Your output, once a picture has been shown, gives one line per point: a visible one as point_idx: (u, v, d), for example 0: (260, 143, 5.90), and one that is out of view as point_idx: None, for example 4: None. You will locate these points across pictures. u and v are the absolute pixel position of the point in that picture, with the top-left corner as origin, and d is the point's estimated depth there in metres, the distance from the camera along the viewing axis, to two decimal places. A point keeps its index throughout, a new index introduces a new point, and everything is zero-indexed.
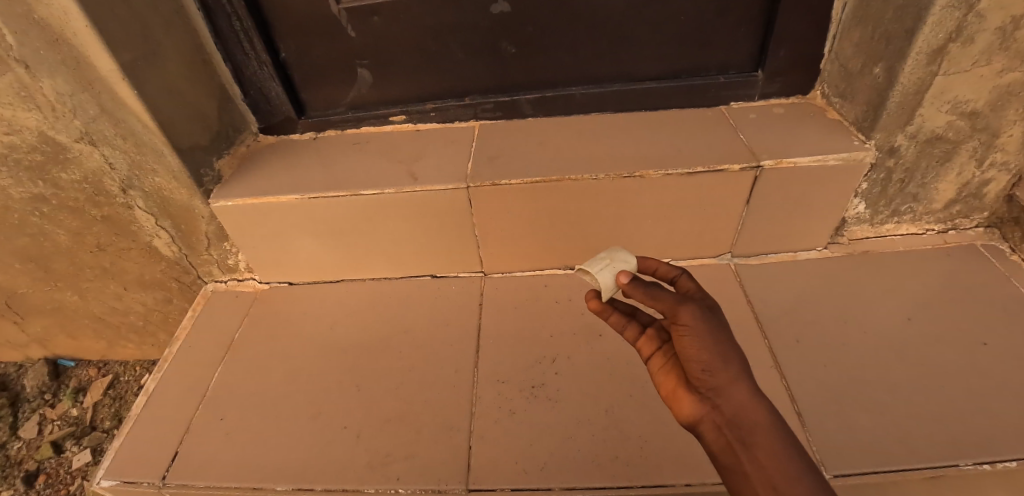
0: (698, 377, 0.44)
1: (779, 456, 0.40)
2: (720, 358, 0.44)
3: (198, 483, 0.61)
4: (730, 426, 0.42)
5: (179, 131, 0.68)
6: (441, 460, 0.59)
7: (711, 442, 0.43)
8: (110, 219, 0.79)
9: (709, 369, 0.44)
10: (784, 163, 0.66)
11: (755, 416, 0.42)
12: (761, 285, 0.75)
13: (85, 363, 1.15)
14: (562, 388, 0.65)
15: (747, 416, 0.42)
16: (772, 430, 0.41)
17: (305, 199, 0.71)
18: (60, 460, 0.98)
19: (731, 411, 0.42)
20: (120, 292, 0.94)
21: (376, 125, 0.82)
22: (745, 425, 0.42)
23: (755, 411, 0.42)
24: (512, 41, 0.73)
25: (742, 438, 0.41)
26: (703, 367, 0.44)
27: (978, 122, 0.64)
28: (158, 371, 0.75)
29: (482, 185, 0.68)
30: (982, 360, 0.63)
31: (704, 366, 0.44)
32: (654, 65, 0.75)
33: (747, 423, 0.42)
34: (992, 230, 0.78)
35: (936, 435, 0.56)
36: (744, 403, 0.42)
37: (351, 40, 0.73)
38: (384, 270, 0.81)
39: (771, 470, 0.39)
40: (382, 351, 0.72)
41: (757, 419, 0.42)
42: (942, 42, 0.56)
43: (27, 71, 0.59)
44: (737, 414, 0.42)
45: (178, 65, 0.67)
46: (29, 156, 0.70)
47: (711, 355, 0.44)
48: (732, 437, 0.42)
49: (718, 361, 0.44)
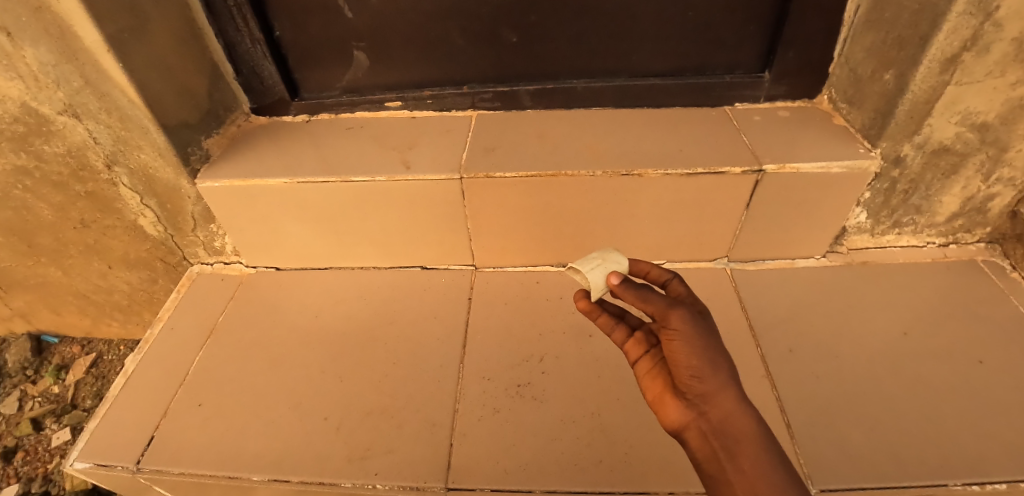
0: (686, 383, 0.43)
1: (763, 467, 0.39)
2: (710, 364, 0.42)
3: (173, 469, 0.60)
4: (717, 434, 0.41)
5: (165, 107, 0.65)
6: (421, 457, 0.58)
7: (697, 450, 0.42)
8: (94, 195, 0.77)
9: (697, 375, 0.42)
10: (787, 168, 0.64)
11: (742, 425, 0.41)
12: (757, 292, 0.73)
13: (69, 340, 1.13)
14: (549, 388, 0.63)
15: (734, 425, 0.41)
16: (759, 439, 0.40)
17: (294, 183, 0.69)
18: (39, 438, 0.97)
19: (717, 418, 0.41)
20: (105, 270, 0.92)
21: (371, 110, 0.80)
22: (730, 433, 0.41)
23: (741, 419, 0.41)
24: (514, 30, 0.70)
25: (728, 447, 0.40)
26: (691, 373, 0.42)
27: (987, 135, 0.62)
28: (138, 353, 0.74)
29: (475, 177, 0.66)
30: (977, 379, 0.62)
31: (693, 372, 0.43)
32: (659, 61, 0.73)
33: (733, 432, 0.41)
34: (994, 246, 0.76)
35: (925, 454, 0.55)
36: (730, 411, 0.41)
37: (348, 21, 0.71)
38: (374, 259, 0.80)
39: (756, 480, 0.38)
40: (367, 343, 0.71)
41: (743, 427, 0.41)
42: (956, 51, 0.54)
43: (9, 38, 0.57)
44: (724, 422, 0.41)
45: (167, 39, 0.64)
46: (12, 127, 0.68)
47: (700, 361, 0.42)
48: (717, 445, 0.41)
49: (708, 367, 0.42)
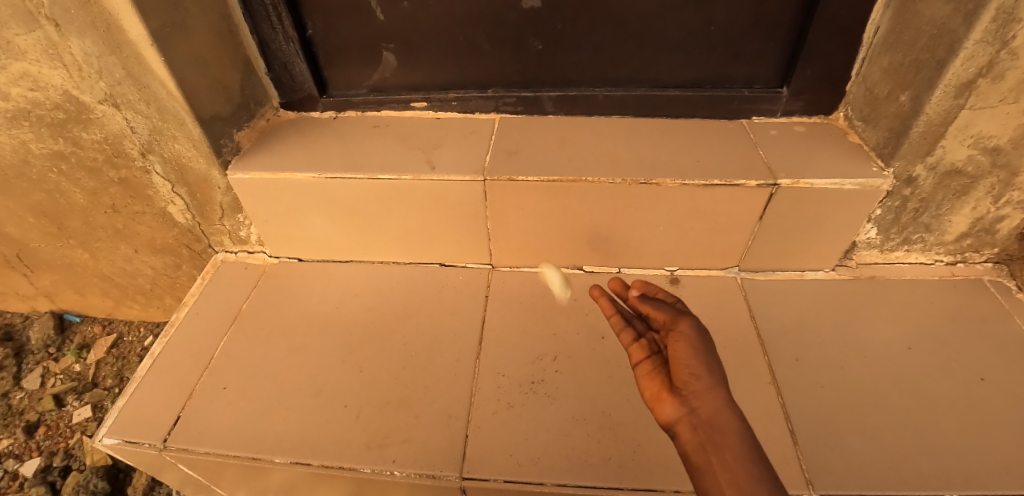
0: (683, 381, 0.46)
1: (744, 459, 0.42)
2: (706, 365, 0.46)
3: (199, 448, 0.63)
4: (705, 429, 0.44)
5: (201, 101, 0.68)
6: (437, 446, 0.61)
7: (686, 443, 0.44)
8: (127, 182, 0.80)
9: (694, 374, 0.46)
10: (801, 183, 0.65)
11: (729, 423, 0.43)
12: (767, 301, 0.75)
13: (91, 319, 1.16)
14: (562, 386, 0.66)
15: (722, 421, 0.43)
16: (743, 437, 0.43)
17: (321, 178, 0.71)
18: (61, 414, 1.00)
19: (707, 414, 0.44)
20: (130, 254, 0.95)
21: (397, 109, 0.82)
22: (718, 429, 0.43)
23: (730, 418, 0.44)
24: (540, 37, 0.72)
25: (715, 440, 0.43)
26: (688, 370, 0.46)
27: (999, 159, 0.63)
28: (164, 335, 0.76)
29: (498, 179, 0.68)
30: (978, 395, 0.64)
31: (691, 370, 0.46)
32: (680, 73, 0.75)
33: (720, 428, 0.43)
34: (1001, 266, 0.78)
35: (924, 465, 0.57)
36: (719, 409, 0.44)
37: (379, 23, 0.73)
38: (394, 254, 0.82)
39: (739, 473, 0.41)
40: (386, 335, 0.73)
41: (729, 425, 0.43)
42: (971, 77, 0.56)
43: (57, 29, 0.59)
44: (713, 418, 0.44)
45: (206, 34, 0.67)
46: (52, 113, 0.70)
47: (698, 360, 0.47)
48: (706, 439, 0.43)
49: (704, 368, 0.46)
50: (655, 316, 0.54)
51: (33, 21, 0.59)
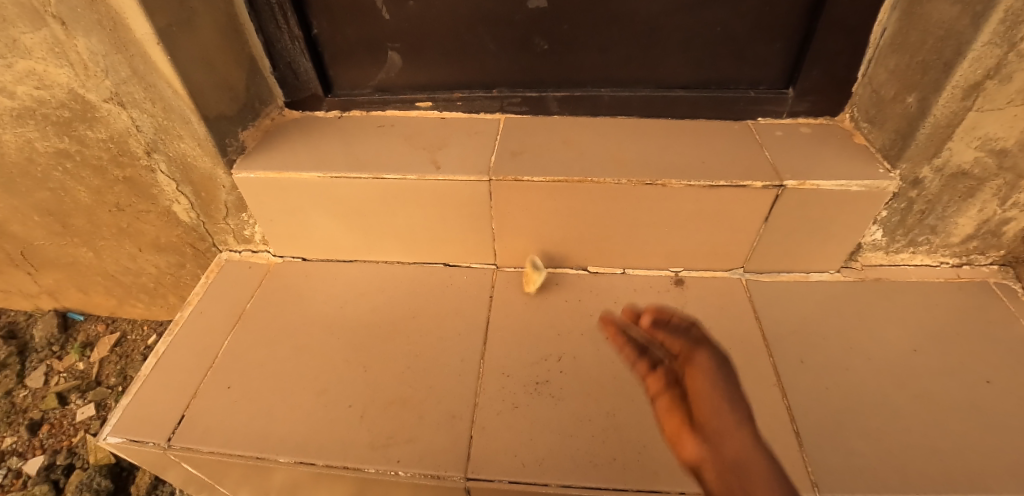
0: (705, 420, 0.45)
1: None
2: (728, 404, 0.46)
3: (203, 447, 0.63)
4: (731, 468, 0.42)
5: (207, 100, 0.68)
6: (441, 446, 0.60)
7: (712, 486, 0.42)
8: (131, 181, 0.80)
9: (717, 413, 0.45)
10: (807, 184, 0.65)
11: (757, 463, 0.41)
12: (772, 303, 0.75)
13: (94, 318, 1.16)
14: (566, 386, 0.65)
15: (749, 461, 0.42)
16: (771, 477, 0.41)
17: (326, 177, 0.71)
18: (64, 412, 1.00)
19: (732, 454, 0.42)
20: (134, 253, 0.95)
21: (401, 109, 0.82)
22: (744, 469, 0.41)
23: (756, 458, 0.42)
24: (546, 37, 0.72)
25: (742, 481, 0.41)
26: (710, 410, 0.45)
27: (1005, 161, 0.63)
28: (169, 334, 0.76)
29: (503, 179, 0.68)
30: (983, 398, 0.64)
31: (713, 409, 0.45)
32: (685, 73, 0.74)
33: (747, 467, 0.41)
34: (1006, 269, 0.78)
35: (930, 467, 0.57)
36: (745, 448, 0.43)
37: (385, 23, 0.73)
38: (398, 254, 0.82)
39: None
40: (390, 335, 0.73)
41: (756, 464, 0.41)
42: (979, 79, 0.55)
43: (63, 27, 0.59)
44: (739, 458, 0.42)
45: (211, 33, 0.67)
46: (58, 112, 0.70)
47: (720, 398, 0.46)
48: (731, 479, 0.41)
49: (727, 406, 0.45)
50: (670, 348, 0.53)
51: (40, 19, 0.59)
